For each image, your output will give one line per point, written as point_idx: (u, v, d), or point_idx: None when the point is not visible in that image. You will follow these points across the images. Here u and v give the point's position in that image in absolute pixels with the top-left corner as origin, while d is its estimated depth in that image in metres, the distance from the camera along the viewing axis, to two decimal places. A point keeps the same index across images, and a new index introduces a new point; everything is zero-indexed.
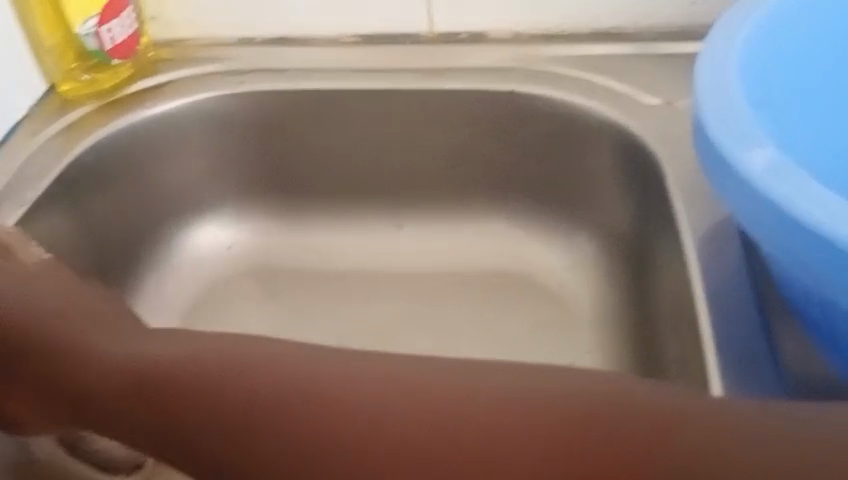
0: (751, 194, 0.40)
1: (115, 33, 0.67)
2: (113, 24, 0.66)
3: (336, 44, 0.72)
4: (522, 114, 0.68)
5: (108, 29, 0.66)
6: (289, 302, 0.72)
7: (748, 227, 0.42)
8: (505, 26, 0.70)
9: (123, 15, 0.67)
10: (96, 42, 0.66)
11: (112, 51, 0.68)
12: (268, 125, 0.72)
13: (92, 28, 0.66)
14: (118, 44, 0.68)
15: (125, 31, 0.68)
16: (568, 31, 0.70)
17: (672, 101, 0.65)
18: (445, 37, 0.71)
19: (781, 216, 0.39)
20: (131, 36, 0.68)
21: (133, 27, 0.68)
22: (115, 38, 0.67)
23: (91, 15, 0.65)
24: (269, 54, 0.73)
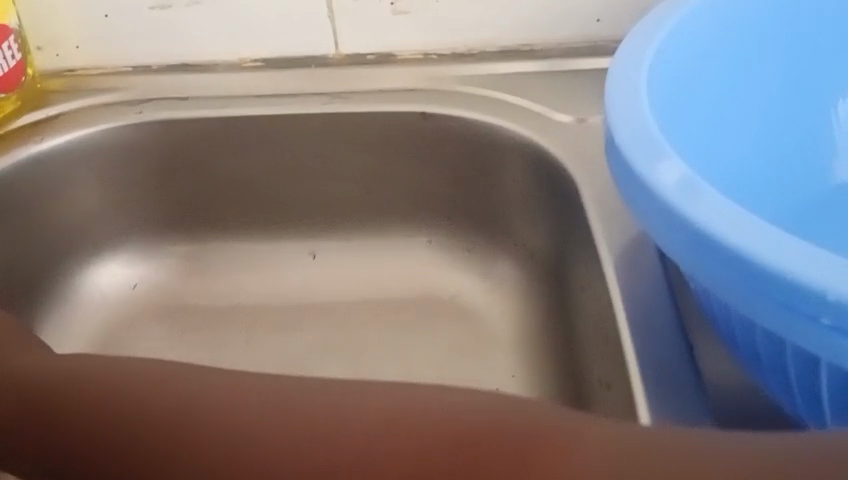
0: (664, 210, 0.39)
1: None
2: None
3: (238, 69, 0.69)
4: (434, 135, 0.67)
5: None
6: (202, 337, 0.68)
7: (662, 246, 0.41)
8: (413, 47, 0.68)
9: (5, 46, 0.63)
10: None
11: None
12: (171, 155, 0.69)
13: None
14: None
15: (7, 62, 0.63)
16: (477, 49, 0.68)
17: (584, 118, 0.64)
18: (351, 59, 0.69)
19: (696, 232, 0.38)
20: (13, 68, 0.64)
21: (17, 58, 0.64)
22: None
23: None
24: (169, 82, 0.69)
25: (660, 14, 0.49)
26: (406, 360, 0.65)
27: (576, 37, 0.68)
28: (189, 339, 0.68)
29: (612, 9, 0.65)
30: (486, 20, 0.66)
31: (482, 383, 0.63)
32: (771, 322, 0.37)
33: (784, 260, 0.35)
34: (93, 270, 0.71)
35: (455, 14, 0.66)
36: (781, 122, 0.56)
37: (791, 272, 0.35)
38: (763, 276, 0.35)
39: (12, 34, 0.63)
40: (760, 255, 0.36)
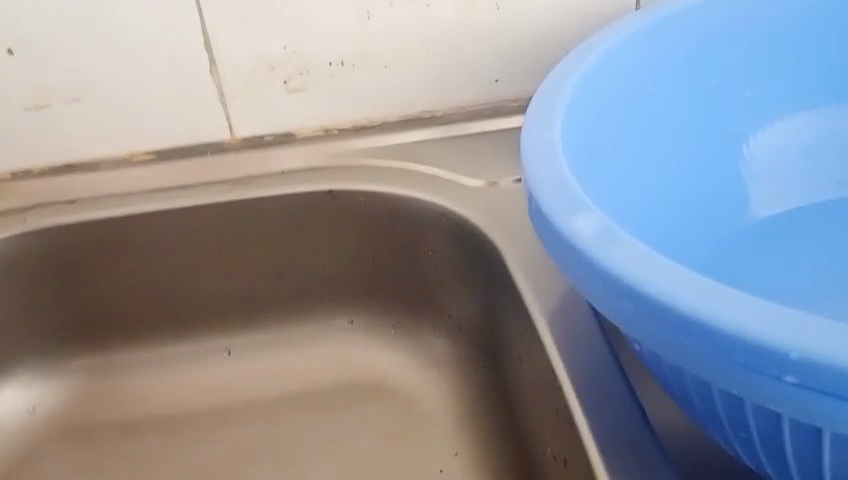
0: (595, 271, 0.37)
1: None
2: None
3: (128, 164, 0.65)
4: (344, 213, 0.64)
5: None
6: (116, 457, 0.62)
7: (604, 311, 0.39)
8: (313, 124, 0.65)
9: None
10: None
11: None
12: (63, 264, 0.64)
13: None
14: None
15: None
16: (379, 120, 0.66)
17: (496, 180, 0.63)
18: (248, 142, 0.65)
19: (634, 292, 0.36)
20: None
21: None
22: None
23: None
24: (54, 185, 0.64)
25: (564, 69, 0.48)
26: (341, 453, 0.61)
27: (478, 99, 0.66)
28: (100, 461, 0.62)
29: (509, 67, 0.65)
30: (385, 91, 0.64)
31: (424, 467, 0.60)
32: (728, 381, 0.35)
33: (738, 317, 0.33)
34: None
35: (353, 87, 0.64)
36: (691, 165, 0.55)
37: (741, 328, 0.32)
38: (718, 336, 0.33)
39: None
40: (703, 310, 0.33)
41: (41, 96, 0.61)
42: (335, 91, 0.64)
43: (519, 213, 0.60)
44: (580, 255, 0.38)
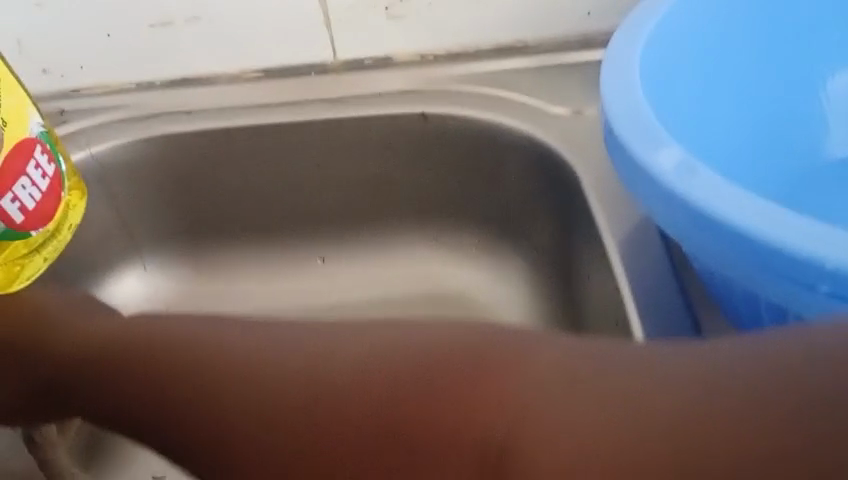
0: (661, 191, 0.41)
1: (23, 199, 0.43)
2: (21, 184, 0.43)
3: (240, 81, 0.71)
4: (435, 136, 0.68)
5: (11, 196, 0.42)
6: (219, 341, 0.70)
7: (662, 224, 0.42)
8: (410, 50, 0.69)
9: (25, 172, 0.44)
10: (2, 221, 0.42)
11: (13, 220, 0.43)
12: (179, 169, 0.70)
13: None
14: (34, 211, 0.44)
15: (40, 187, 0.44)
16: (473, 49, 0.69)
17: (582, 109, 0.66)
18: (349, 65, 0.70)
19: (696, 212, 0.39)
20: (44, 192, 0.45)
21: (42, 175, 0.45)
22: (25, 205, 0.43)
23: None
24: (173, 97, 0.70)
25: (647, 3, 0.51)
26: None
27: (569, 32, 0.69)
28: None
29: (600, 2, 0.67)
30: (479, 20, 0.68)
31: None
32: (771, 290, 0.38)
33: (783, 233, 0.36)
34: (112, 285, 0.72)
35: (449, 15, 0.67)
36: (770, 102, 0.57)
37: (786, 242, 0.36)
38: (764, 248, 0.36)
39: (38, 145, 0.45)
40: (752, 224, 0.37)
41: (164, 13, 0.66)
42: (432, 19, 0.67)
43: (598, 141, 0.63)
44: (644, 173, 0.42)
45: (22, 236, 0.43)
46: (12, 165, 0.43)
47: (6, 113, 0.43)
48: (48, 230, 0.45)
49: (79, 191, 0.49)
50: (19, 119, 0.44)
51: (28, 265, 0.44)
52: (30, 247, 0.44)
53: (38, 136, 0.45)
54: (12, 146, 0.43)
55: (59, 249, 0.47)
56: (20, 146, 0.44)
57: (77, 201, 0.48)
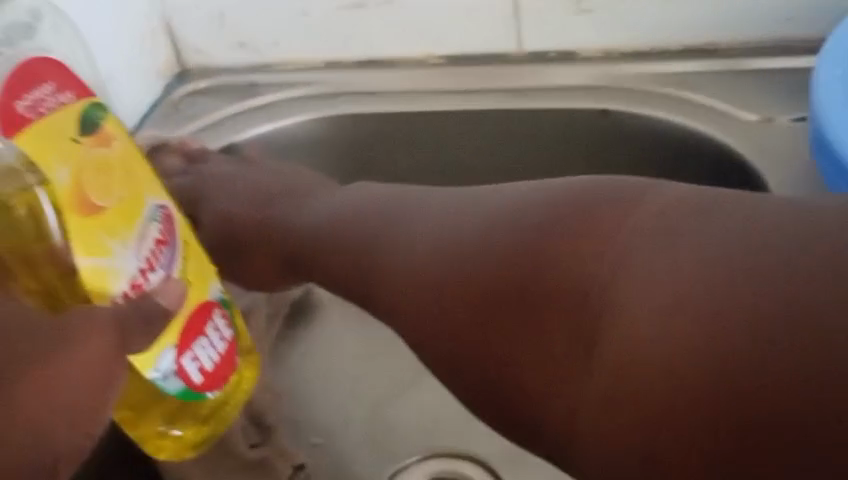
0: None
1: (202, 359, 0.47)
2: (200, 344, 0.47)
3: (422, 66, 0.71)
4: (619, 131, 0.67)
5: (192, 355, 0.46)
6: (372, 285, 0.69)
7: None
8: (595, 45, 0.68)
9: (212, 331, 0.48)
10: (180, 381, 0.46)
11: (201, 385, 0.47)
12: (358, 148, 0.72)
13: (167, 367, 0.45)
14: (210, 370, 0.48)
15: (217, 350, 0.48)
16: (661, 48, 0.67)
17: (773, 117, 0.63)
18: (533, 57, 0.69)
19: None
20: (223, 354, 0.49)
21: (224, 339, 0.49)
22: (202, 366, 0.47)
23: (169, 344, 0.45)
24: (356, 78, 0.71)
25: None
26: None
27: (769, 37, 0.65)
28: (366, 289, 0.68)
29: (801, 9, 0.63)
30: (671, 19, 0.65)
31: None
32: None
33: None
34: None
35: (640, 11, 0.65)
36: None
37: None
38: None
39: (216, 308, 0.49)
40: None
41: None
42: (622, 15, 0.65)
43: (794, 148, 0.61)
44: None
45: (194, 396, 0.48)
46: (191, 329, 0.46)
47: (190, 276, 0.47)
48: (227, 390, 0.50)
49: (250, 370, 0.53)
50: (199, 283, 0.48)
51: (198, 419, 0.51)
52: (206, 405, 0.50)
53: (216, 300, 0.49)
54: (194, 306, 0.47)
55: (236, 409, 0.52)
56: (203, 310, 0.47)
57: (248, 376, 0.53)
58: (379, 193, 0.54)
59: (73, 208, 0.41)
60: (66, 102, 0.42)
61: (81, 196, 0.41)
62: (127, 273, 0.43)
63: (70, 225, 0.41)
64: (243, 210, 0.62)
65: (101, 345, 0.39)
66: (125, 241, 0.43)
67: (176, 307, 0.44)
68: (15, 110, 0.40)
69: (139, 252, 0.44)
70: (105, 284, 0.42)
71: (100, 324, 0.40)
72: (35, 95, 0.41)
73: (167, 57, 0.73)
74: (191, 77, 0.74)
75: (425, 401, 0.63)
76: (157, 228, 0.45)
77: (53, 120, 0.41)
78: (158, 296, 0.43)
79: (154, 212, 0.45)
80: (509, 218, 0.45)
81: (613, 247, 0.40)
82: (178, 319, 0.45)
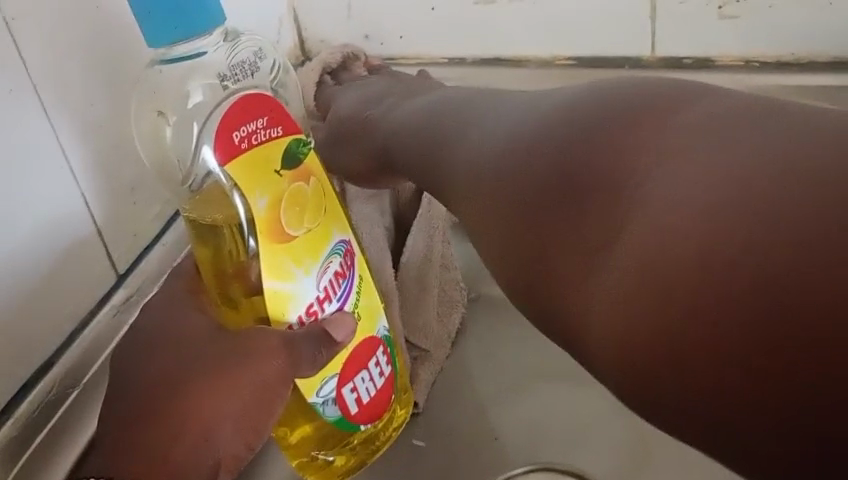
0: None
1: (360, 391, 0.44)
2: (360, 376, 0.44)
3: (550, 66, 0.68)
4: None
5: (351, 385, 0.43)
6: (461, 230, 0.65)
7: None
8: (735, 53, 0.64)
9: (373, 363, 0.44)
10: (338, 409, 0.43)
11: (356, 416, 0.44)
12: None
13: (329, 392, 0.43)
14: (366, 405, 0.44)
15: (377, 385, 0.44)
16: (806, 58, 0.63)
17: None
18: (668, 62, 0.65)
19: None
20: (380, 389, 0.45)
21: (385, 374, 0.45)
22: (361, 398, 0.44)
23: (331, 373, 0.42)
24: (481, 75, 0.70)
25: None
26: None
27: None
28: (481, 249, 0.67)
29: None
30: (822, 27, 0.61)
31: None
32: None
33: None
34: None
35: (788, 18, 0.61)
36: None
37: None
38: None
39: (381, 345, 0.44)
40: None
41: None
42: (767, 22, 0.62)
43: None
44: None
45: (350, 427, 0.44)
46: (355, 358, 0.43)
47: (360, 310, 0.43)
48: (380, 424, 0.46)
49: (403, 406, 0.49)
50: (368, 318, 0.44)
51: (349, 450, 0.46)
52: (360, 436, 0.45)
53: (381, 337, 0.45)
54: (361, 340, 0.43)
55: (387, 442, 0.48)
56: (368, 343, 0.44)
57: (399, 414, 0.49)
58: (459, 102, 0.50)
59: (267, 235, 0.40)
60: (275, 135, 0.41)
61: (274, 227, 0.40)
62: (303, 302, 0.41)
63: (261, 250, 0.40)
64: (353, 111, 0.62)
65: (271, 367, 0.40)
66: (309, 273, 0.41)
67: (342, 341, 0.42)
68: (228, 140, 0.39)
69: (317, 284, 0.41)
70: (283, 310, 0.40)
71: (272, 344, 0.40)
72: (247, 126, 0.40)
73: (292, 46, 0.73)
74: None
75: (530, 412, 0.60)
76: (337, 261, 0.42)
77: (262, 151, 0.40)
78: (327, 328, 0.41)
79: (340, 247, 0.43)
80: (580, 105, 0.38)
81: (676, 137, 0.33)
82: (344, 350, 0.42)
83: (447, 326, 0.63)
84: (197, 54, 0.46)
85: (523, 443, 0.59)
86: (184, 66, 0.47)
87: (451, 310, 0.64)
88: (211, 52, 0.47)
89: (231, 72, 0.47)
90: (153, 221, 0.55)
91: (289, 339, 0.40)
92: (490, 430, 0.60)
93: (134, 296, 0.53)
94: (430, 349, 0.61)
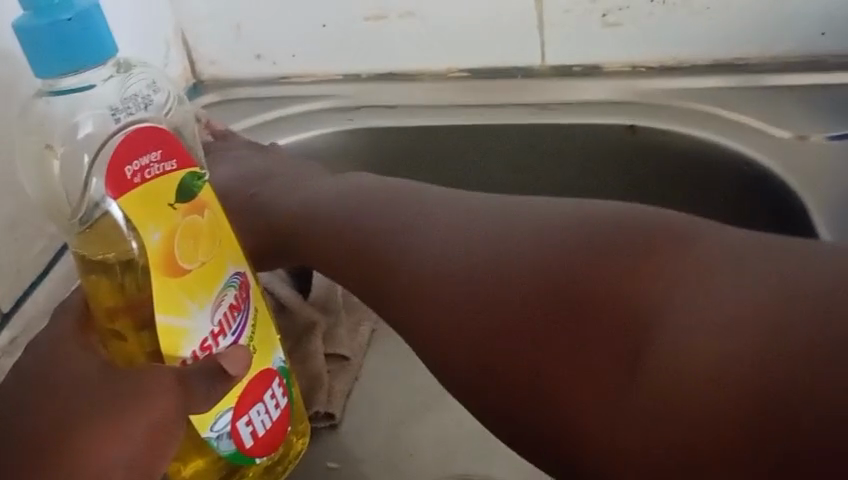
0: None
1: (255, 423, 0.42)
2: (255, 408, 0.42)
3: (445, 79, 0.69)
4: (649, 148, 0.64)
5: (246, 418, 0.42)
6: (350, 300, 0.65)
7: None
8: (622, 59, 0.66)
9: (269, 395, 0.43)
10: (233, 443, 0.42)
11: (252, 449, 0.42)
12: (374, 164, 0.70)
13: (223, 427, 0.41)
14: (261, 437, 0.43)
15: (272, 416, 0.43)
16: (688, 62, 0.65)
17: (806, 135, 0.60)
18: (558, 71, 0.67)
19: None
20: (276, 420, 0.43)
21: (281, 405, 0.44)
22: (256, 430, 0.43)
23: (226, 407, 0.41)
24: (376, 91, 0.69)
25: None
26: None
27: (799, 51, 0.63)
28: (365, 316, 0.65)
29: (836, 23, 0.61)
30: (702, 33, 0.63)
31: None
32: None
33: None
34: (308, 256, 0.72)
35: (669, 26, 0.63)
36: None
37: None
38: None
39: (277, 376, 0.43)
40: None
41: (380, 8, 0.66)
42: (649, 28, 0.64)
43: (832, 168, 0.57)
44: None
45: (246, 461, 0.43)
46: (250, 391, 0.42)
47: (255, 342, 0.42)
48: (276, 455, 0.45)
49: (300, 436, 0.48)
50: (264, 349, 0.43)
51: None
52: (255, 468, 0.44)
53: (277, 368, 0.44)
54: (256, 372, 0.42)
55: (283, 474, 0.47)
56: (263, 374, 0.43)
57: (297, 445, 0.47)
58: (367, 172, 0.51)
59: (161, 271, 0.38)
60: (170, 170, 0.39)
61: (169, 262, 0.38)
62: (198, 337, 0.40)
63: (155, 286, 0.38)
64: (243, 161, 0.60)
65: (166, 405, 0.39)
66: (203, 307, 0.40)
67: (237, 375, 0.40)
68: (121, 174, 0.37)
69: (212, 318, 0.40)
70: (177, 346, 0.39)
71: (166, 384, 0.39)
72: (141, 160, 0.38)
73: (182, 68, 0.72)
74: (205, 88, 0.73)
75: (438, 430, 0.60)
76: (232, 293, 0.41)
77: (156, 185, 0.38)
78: (222, 362, 0.39)
79: (235, 279, 0.42)
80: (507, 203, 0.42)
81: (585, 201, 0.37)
82: (239, 383, 0.41)
83: (357, 340, 0.63)
84: (84, 87, 0.43)
85: (439, 456, 0.59)
86: (71, 98, 0.44)
87: (361, 320, 0.64)
88: (97, 85, 0.44)
89: (123, 105, 0.44)
90: (40, 255, 0.53)
91: (184, 376, 0.39)
92: (399, 451, 0.59)
93: (20, 337, 0.50)
94: (350, 357, 0.62)
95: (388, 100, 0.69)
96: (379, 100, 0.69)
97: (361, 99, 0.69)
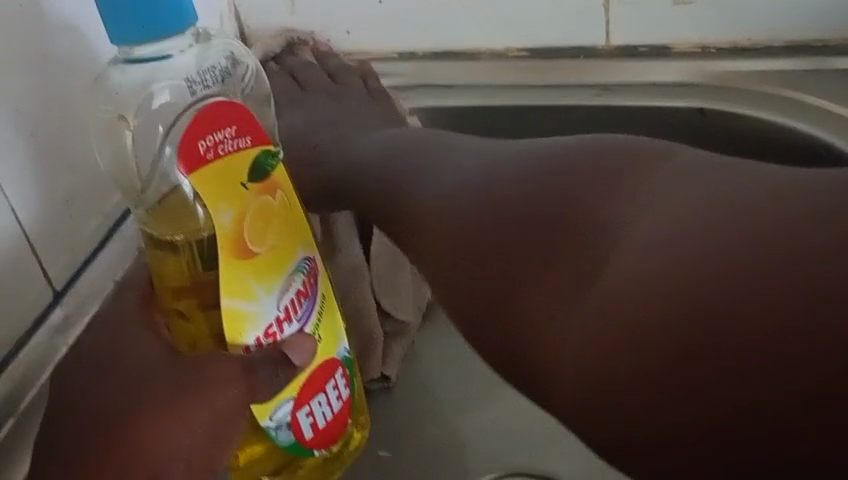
0: None
1: (316, 415, 0.41)
2: (317, 399, 0.41)
3: (504, 58, 0.66)
4: (721, 132, 0.62)
5: (307, 409, 0.40)
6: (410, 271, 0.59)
7: None
8: (690, 40, 0.62)
9: (331, 386, 0.41)
10: (292, 434, 0.40)
11: (311, 441, 0.41)
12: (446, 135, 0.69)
13: (284, 416, 0.40)
14: (321, 429, 0.41)
15: (334, 408, 0.42)
16: (761, 43, 0.61)
17: None
18: (624, 51, 0.64)
19: None
20: (337, 413, 0.42)
21: (343, 397, 0.42)
22: (316, 422, 0.41)
23: (287, 397, 0.39)
24: (433, 70, 0.67)
25: None
26: None
27: None
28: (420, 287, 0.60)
29: None
30: (779, 13, 0.60)
31: None
32: None
33: None
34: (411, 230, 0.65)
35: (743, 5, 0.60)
36: None
37: None
38: None
39: (340, 367, 0.42)
40: None
41: None
42: (724, 9, 0.60)
43: None
44: None
45: (304, 454, 0.41)
46: (314, 381, 0.40)
47: (321, 330, 0.41)
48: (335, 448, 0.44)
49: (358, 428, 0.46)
50: (330, 338, 0.41)
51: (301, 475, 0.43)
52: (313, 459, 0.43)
53: (341, 358, 0.42)
54: (320, 362, 0.40)
55: (340, 468, 0.45)
56: (326, 365, 0.41)
57: (356, 438, 0.46)
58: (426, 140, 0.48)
59: (230, 252, 0.37)
60: (244, 147, 0.37)
61: (238, 244, 0.37)
62: (265, 324, 0.38)
63: (222, 269, 0.37)
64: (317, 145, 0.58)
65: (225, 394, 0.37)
66: (270, 292, 0.38)
67: (302, 366, 0.39)
68: (194, 149, 0.36)
69: (279, 303, 0.39)
70: (241, 332, 0.38)
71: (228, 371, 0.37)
72: (215, 135, 0.37)
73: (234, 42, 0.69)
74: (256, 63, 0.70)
75: (496, 416, 0.58)
76: (300, 279, 0.40)
77: (229, 162, 0.37)
78: (286, 351, 0.38)
79: (304, 264, 0.40)
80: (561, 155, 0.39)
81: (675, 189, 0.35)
82: (303, 373, 0.40)
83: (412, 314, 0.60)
84: (157, 57, 0.42)
85: (495, 445, 0.57)
86: (144, 69, 0.43)
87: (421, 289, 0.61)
88: (176, 55, 0.42)
89: (200, 76, 0.43)
90: (95, 231, 0.51)
91: (249, 364, 0.38)
92: (454, 438, 0.58)
93: (73, 315, 0.49)
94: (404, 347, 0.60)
95: (445, 77, 0.67)
96: (436, 78, 0.67)
97: (417, 76, 0.68)
